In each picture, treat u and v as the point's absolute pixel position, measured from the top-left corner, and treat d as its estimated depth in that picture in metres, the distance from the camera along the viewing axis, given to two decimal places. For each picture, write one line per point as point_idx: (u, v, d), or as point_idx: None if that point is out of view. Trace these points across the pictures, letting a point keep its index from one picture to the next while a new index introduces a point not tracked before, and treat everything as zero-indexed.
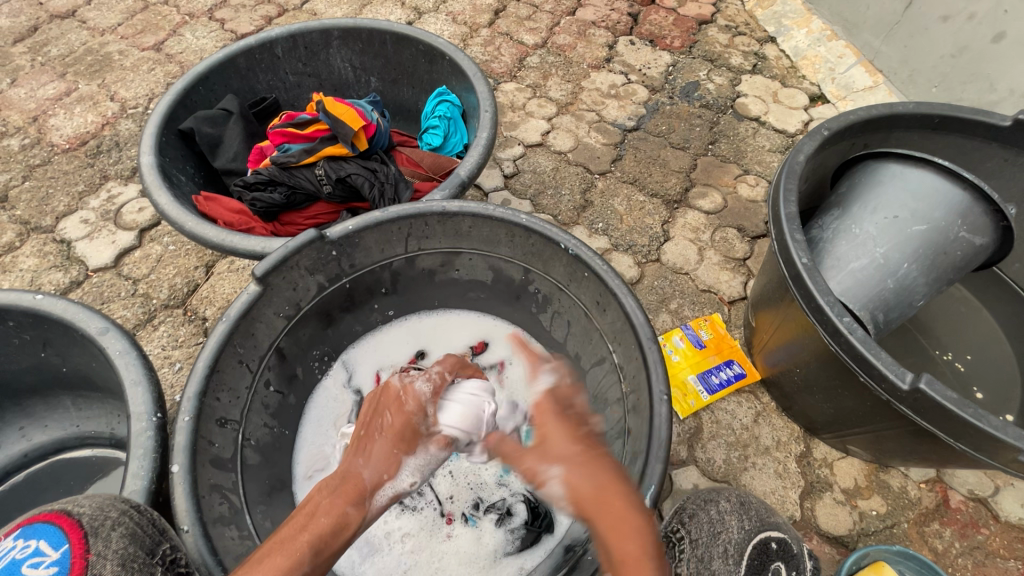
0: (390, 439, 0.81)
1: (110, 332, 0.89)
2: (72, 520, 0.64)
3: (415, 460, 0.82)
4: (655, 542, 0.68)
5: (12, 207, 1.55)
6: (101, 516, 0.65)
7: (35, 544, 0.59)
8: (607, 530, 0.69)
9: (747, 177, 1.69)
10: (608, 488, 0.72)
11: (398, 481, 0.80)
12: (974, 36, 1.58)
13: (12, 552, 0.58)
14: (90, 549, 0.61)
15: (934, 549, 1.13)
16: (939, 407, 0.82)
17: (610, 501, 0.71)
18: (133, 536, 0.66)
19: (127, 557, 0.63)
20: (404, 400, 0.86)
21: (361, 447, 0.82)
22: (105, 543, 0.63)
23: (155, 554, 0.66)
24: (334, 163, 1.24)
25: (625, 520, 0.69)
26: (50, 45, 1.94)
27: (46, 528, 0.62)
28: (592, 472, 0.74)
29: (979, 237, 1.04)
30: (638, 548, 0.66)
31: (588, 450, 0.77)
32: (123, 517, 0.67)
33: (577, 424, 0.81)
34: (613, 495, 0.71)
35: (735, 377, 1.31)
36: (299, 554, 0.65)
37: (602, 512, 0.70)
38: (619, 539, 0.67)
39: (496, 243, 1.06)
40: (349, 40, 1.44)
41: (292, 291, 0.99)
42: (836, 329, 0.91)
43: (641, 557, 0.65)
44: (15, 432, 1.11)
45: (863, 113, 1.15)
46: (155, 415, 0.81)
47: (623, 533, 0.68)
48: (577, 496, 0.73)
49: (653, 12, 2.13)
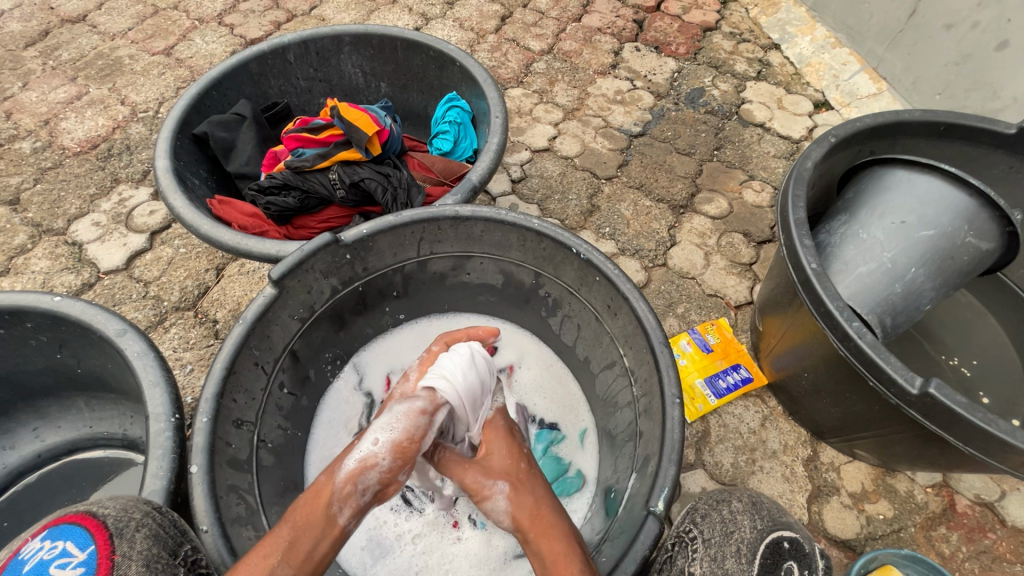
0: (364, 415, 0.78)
1: (128, 333, 0.90)
2: (96, 521, 0.65)
3: (379, 421, 0.75)
4: (581, 546, 0.73)
5: (24, 209, 1.56)
6: (125, 517, 0.67)
7: (62, 544, 0.61)
8: (546, 537, 0.73)
9: (752, 182, 1.71)
10: (543, 502, 0.77)
11: (363, 444, 0.73)
12: (978, 44, 1.60)
13: (40, 552, 0.60)
14: (116, 551, 0.63)
15: (940, 553, 1.13)
16: (948, 411, 0.83)
17: (546, 515, 0.75)
18: (157, 537, 0.67)
19: (151, 558, 0.65)
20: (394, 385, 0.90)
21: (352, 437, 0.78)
22: (130, 544, 0.64)
23: (177, 555, 0.68)
24: (347, 167, 1.26)
25: (560, 529, 0.74)
26: (61, 49, 1.96)
27: (72, 529, 0.63)
28: (529, 491, 0.77)
29: (985, 243, 1.06)
30: (567, 550, 0.71)
31: (526, 466, 0.81)
32: (145, 518, 0.68)
33: (520, 444, 0.85)
34: (547, 511, 0.75)
35: (743, 380, 1.33)
36: (275, 540, 0.69)
37: (542, 524, 0.74)
38: (551, 548, 0.72)
39: (507, 247, 1.08)
40: (360, 45, 1.46)
41: (307, 294, 1.00)
42: (846, 334, 0.91)
43: (573, 556, 0.71)
44: (29, 432, 1.12)
45: (870, 121, 1.17)
46: (172, 416, 0.82)
47: (559, 539, 0.73)
48: (516, 509, 0.76)
49: (658, 19, 2.15)
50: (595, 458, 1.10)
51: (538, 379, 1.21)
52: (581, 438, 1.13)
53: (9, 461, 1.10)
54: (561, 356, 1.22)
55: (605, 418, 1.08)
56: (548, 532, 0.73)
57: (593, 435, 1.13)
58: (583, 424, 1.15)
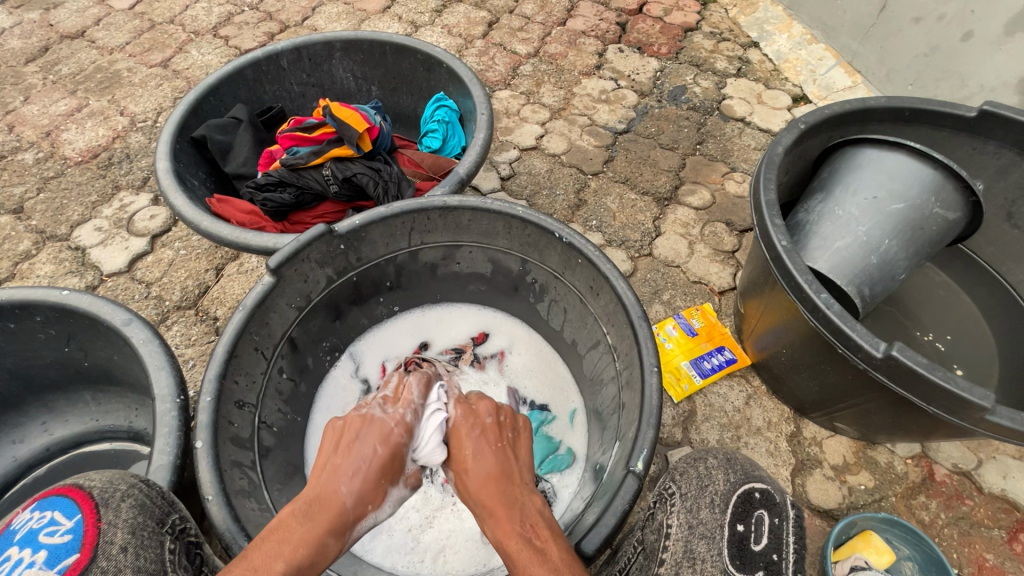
0: (377, 464, 0.78)
1: (133, 322, 0.94)
2: (83, 492, 0.72)
3: (396, 492, 0.80)
4: (524, 527, 0.70)
5: (28, 217, 1.61)
6: (111, 488, 0.73)
7: (50, 514, 0.69)
8: (490, 522, 0.73)
9: (734, 174, 1.76)
10: (495, 480, 0.77)
11: (380, 513, 0.77)
12: (945, 35, 1.67)
13: (30, 522, 0.67)
14: (101, 519, 0.69)
15: (920, 520, 1.17)
16: (911, 372, 0.88)
17: (485, 493, 0.75)
18: (142, 507, 0.74)
19: (137, 525, 0.71)
20: (394, 428, 0.84)
21: (330, 465, 0.76)
22: (116, 512, 0.71)
23: (164, 524, 0.75)
24: (340, 163, 1.32)
25: (502, 506, 0.73)
26: (61, 63, 2.02)
27: (60, 500, 0.71)
28: (476, 462, 0.80)
29: (951, 213, 1.12)
30: (505, 531, 0.70)
31: (475, 438, 0.84)
32: (132, 488, 0.75)
33: (483, 416, 0.88)
34: (489, 489, 0.76)
35: (727, 361, 1.37)
36: None
37: (487, 507, 0.74)
38: (496, 527, 0.71)
39: (495, 235, 1.12)
40: (350, 51, 1.52)
41: (304, 283, 1.05)
42: (815, 305, 0.96)
43: (514, 533, 0.69)
44: (38, 426, 1.16)
45: (838, 108, 1.22)
46: (177, 397, 0.87)
47: (507, 520, 0.71)
48: (472, 506, 0.78)
49: (641, 21, 2.22)
50: (583, 436, 1.15)
51: (528, 364, 1.26)
52: (571, 418, 1.18)
53: (19, 455, 1.14)
54: (551, 341, 1.26)
55: (594, 397, 1.13)
56: (491, 506, 0.74)
57: (582, 414, 1.18)
58: (573, 404, 1.19)
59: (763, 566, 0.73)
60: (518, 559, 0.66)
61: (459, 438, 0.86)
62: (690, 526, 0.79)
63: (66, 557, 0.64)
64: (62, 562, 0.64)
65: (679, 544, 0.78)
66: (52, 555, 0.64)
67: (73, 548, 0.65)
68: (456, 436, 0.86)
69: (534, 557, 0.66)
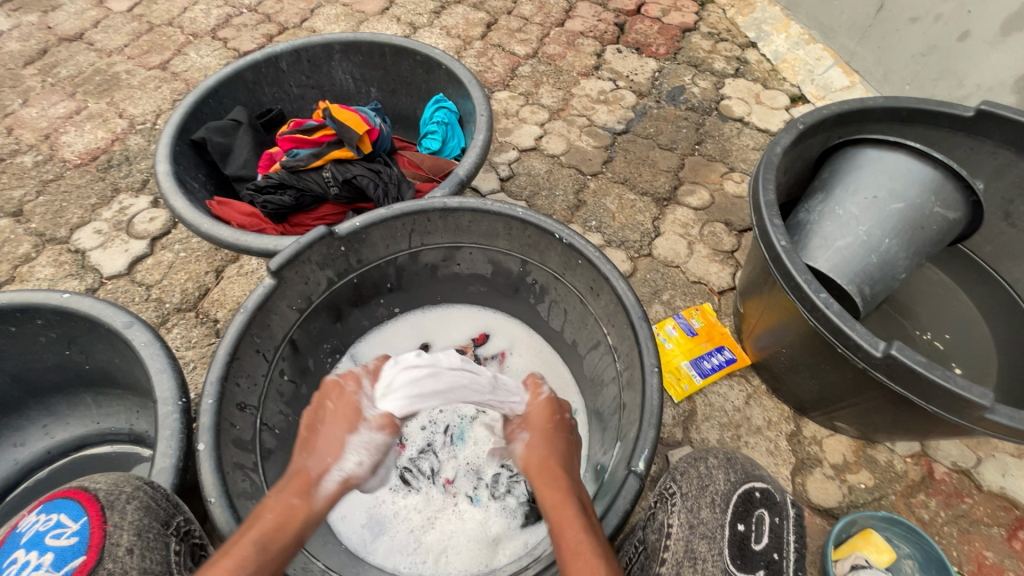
0: (335, 425, 0.84)
1: (134, 325, 0.94)
2: (89, 494, 0.72)
3: (359, 439, 0.83)
4: (584, 507, 0.72)
5: (28, 220, 1.61)
6: (116, 491, 0.73)
7: (56, 517, 0.69)
8: (548, 489, 0.74)
9: (732, 174, 1.77)
10: (561, 463, 0.79)
11: (344, 462, 0.80)
12: (942, 35, 1.67)
13: (36, 525, 0.68)
14: (107, 521, 0.69)
15: (920, 518, 1.18)
16: (910, 371, 0.88)
17: (552, 466, 0.78)
18: (147, 509, 0.73)
19: (142, 527, 0.71)
20: (343, 383, 0.89)
21: (304, 442, 0.84)
22: (121, 514, 0.71)
23: (169, 525, 0.75)
24: (340, 165, 1.32)
25: (568, 483, 0.75)
26: (59, 66, 2.02)
27: (66, 503, 0.71)
28: (550, 442, 0.83)
29: (951, 212, 1.12)
30: (567, 500, 0.72)
31: (554, 421, 0.87)
32: (137, 491, 0.74)
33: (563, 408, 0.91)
34: (555, 466, 0.78)
35: (726, 361, 1.37)
36: (240, 549, 0.66)
37: (552, 478, 0.76)
38: (553, 493, 0.73)
39: (495, 236, 1.13)
40: (349, 53, 1.52)
41: (304, 285, 1.05)
42: (814, 305, 0.97)
43: (573, 506, 0.71)
44: (38, 430, 1.16)
45: (837, 108, 1.22)
46: (179, 400, 0.87)
47: (570, 494, 0.73)
48: (529, 470, 0.80)
49: (639, 21, 2.22)
50: (584, 436, 1.15)
51: (529, 365, 1.26)
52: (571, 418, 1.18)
53: (20, 458, 1.14)
54: (551, 342, 1.27)
55: (595, 397, 1.13)
56: (558, 477, 0.76)
57: (583, 415, 1.18)
58: (574, 404, 1.20)
59: (764, 565, 0.74)
60: (569, 529, 0.68)
61: (544, 411, 0.89)
62: (691, 526, 0.79)
63: (73, 559, 0.65)
64: (68, 564, 0.64)
65: (681, 544, 0.78)
66: (58, 557, 0.65)
67: (80, 550, 0.65)
68: (544, 409, 0.90)
69: (585, 533, 0.67)
